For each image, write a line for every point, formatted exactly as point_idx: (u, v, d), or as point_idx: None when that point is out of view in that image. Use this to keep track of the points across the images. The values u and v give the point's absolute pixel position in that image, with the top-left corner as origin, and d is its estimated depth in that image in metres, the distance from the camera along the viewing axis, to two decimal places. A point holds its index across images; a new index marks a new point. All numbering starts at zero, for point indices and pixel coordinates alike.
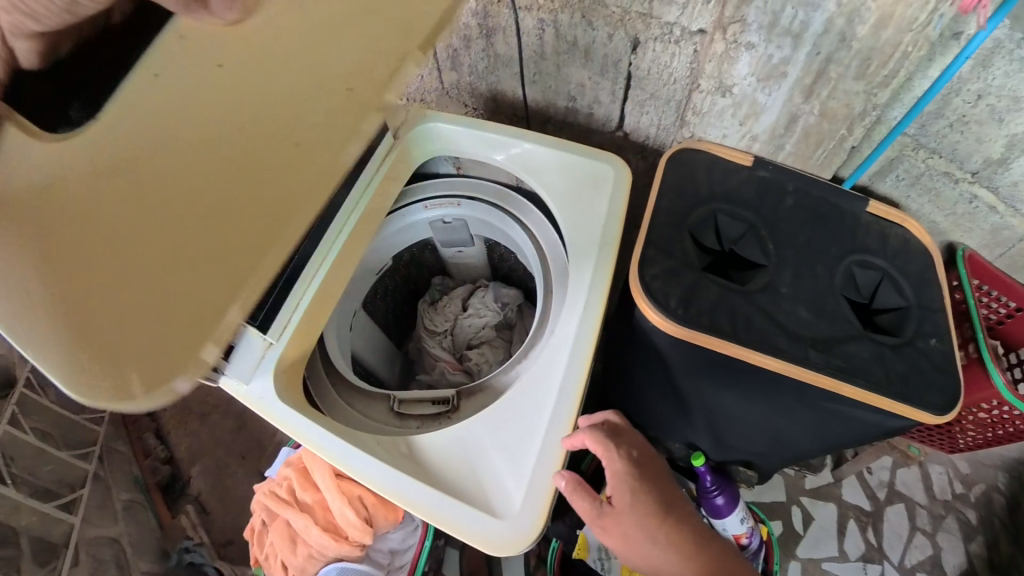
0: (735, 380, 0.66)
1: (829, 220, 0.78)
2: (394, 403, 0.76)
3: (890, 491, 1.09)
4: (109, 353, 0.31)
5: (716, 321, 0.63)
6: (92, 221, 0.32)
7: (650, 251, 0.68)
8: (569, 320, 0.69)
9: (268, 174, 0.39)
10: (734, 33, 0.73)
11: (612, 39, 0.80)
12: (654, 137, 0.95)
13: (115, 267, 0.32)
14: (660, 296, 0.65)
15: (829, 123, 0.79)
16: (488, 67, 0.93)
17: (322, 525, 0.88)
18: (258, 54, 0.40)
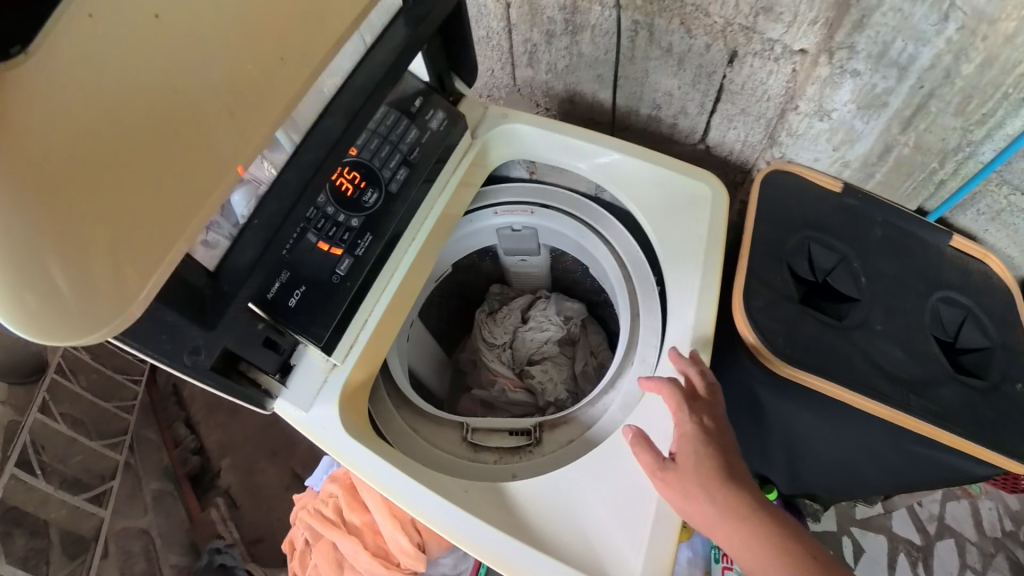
0: (822, 419, 0.65)
1: (913, 254, 0.77)
2: (467, 432, 0.74)
3: (940, 525, 1.11)
4: (75, 249, 0.38)
5: (820, 362, 0.64)
6: (47, 140, 0.37)
7: (752, 283, 0.68)
8: (678, 338, 0.71)
9: (207, 111, 0.43)
10: (841, 59, 0.73)
11: (708, 49, 0.80)
12: (737, 153, 0.94)
13: (66, 180, 0.38)
14: (766, 328, 0.65)
15: (922, 156, 0.79)
16: (567, 66, 0.94)
17: (372, 549, 0.88)
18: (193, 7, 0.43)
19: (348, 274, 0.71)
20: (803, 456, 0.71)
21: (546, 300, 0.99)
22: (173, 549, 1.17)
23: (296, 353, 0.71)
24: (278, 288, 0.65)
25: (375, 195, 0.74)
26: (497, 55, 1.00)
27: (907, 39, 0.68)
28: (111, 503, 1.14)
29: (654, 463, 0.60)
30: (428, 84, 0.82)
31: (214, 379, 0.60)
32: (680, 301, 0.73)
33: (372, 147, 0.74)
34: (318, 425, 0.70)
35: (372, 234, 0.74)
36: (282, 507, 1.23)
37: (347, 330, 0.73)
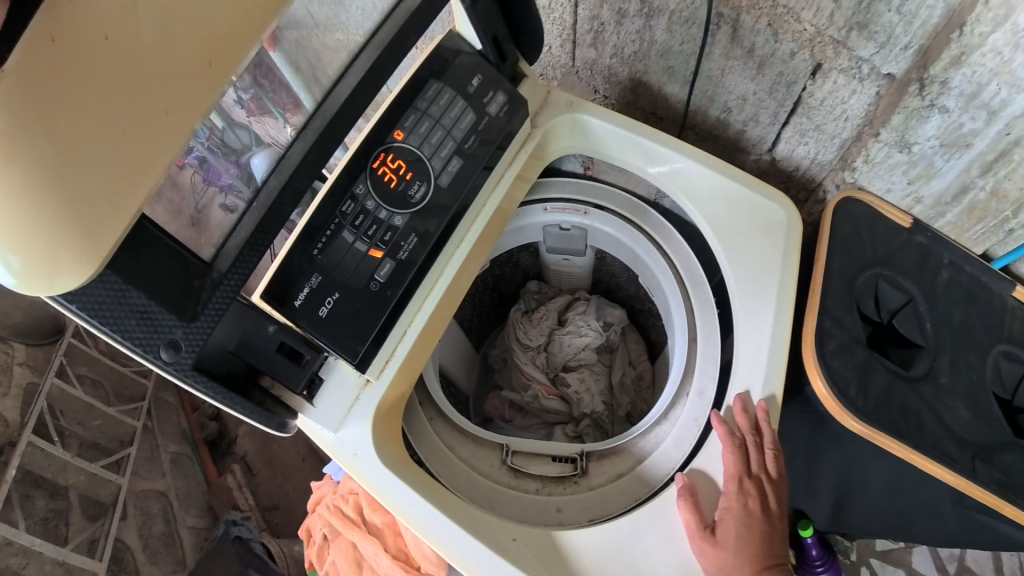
0: (892, 473, 0.68)
1: (978, 303, 0.76)
2: (508, 456, 0.77)
3: (960, 566, 1.05)
4: (86, 215, 0.40)
5: (893, 420, 0.66)
6: (51, 115, 0.38)
7: (826, 322, 0.69)
8: (750, 372, 0.70)
9: (195, 75, 0.43)
10: (932, 93, 0.68)
11: (793, 57, 0.74)
12: (804, 169, 0.89)
13: (70, 149, 0.39)
14: (839, 375, 0.66)
15: (996, 203, 0.75)
16: (635, 52, 0.88)
17: (393, 551, 0.90)
18: None
19: (388, 281, 0.69)
20: (854, 500, 0.74)
21: (587, 304, 1.00)
22: (191, 512, 1.20)
23: (326, 367, 0.70)
24: (308, 294, 0.64)
25: (422, 188, 0.70)
26: (558, 31, 0.93)
27: (1003, 84, 0.63)
28: (130, 467, 1.14)
29: (696, 526, 0.64)
30: (481, 52, 0.76)
31: (204, 383, 0.55)
32: (748, 330, 0.72)
33: (423, 135, 0.70)
34: (349, 447, 0.70)
35: (417, 235, 0.70)
36: (297, 478, 1.27)
37: (385, 344, 0.71)
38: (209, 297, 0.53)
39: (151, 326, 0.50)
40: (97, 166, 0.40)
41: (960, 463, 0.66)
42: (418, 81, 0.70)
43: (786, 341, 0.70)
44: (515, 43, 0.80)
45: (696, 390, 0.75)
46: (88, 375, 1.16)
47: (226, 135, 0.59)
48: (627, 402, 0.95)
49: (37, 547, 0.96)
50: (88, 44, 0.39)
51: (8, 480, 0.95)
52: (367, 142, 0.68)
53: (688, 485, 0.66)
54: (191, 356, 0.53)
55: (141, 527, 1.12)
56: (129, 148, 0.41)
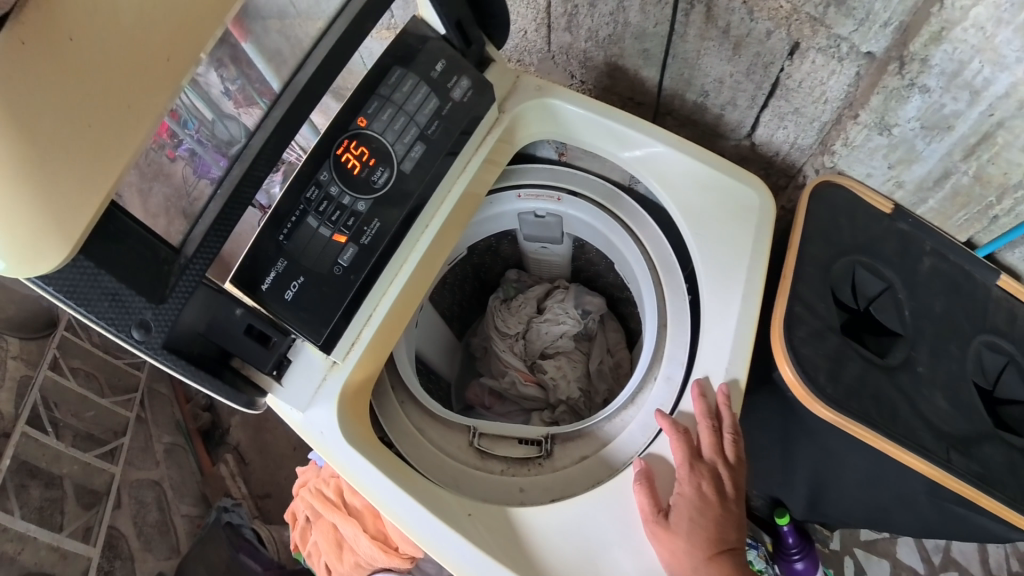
0: (863, 465, 0.65)
1: (961, 291, 0.73)
2: (475, 437, 0.74)
3: (946, 557, 1.04)
4: (52, 213, 0.39)
5: (864, 407, 0.63)
6: (12, 115, 0.38)
7: (797, 308, 0.66)
8: (713, 359, 0.68)
9: (157, 69, 0.42)
10: (913, 72, 0.64)
11: (769, 36, 0.70)
12: (784, 154, 0.85)
13: (31, 148, 0.38)
14: (807, 362, 0.63)
15: (981, 188, 0.71)
16: (610, 35, 0.85)
17: (372, 532, 0.89)
18: None
19: (352, 266, 0.68)
20: (829, 490, 0.71)
21: (566, 291, 0.97)
22: (184, 500, 1.23)
23: (294, 348, 0.69)
24: (274, 278, 0.63)
25: (385, 174, 0.69)
26: (531, 15, 0.89)
27: (986, 61, 0.60)
28: (123, 459, 1.17)
29: (650, 510, 0.62)
30: (447, 37, 0.73)
31: (173, 360, 0.54)
32: (716, 317, 0.70)
33: (386, 122, 0.68)
34: (316, 427, 0.68)
35: (381, 222, 0.69)
36: (287, 466, 1.28)
37: (352, 324, 0.70)
38: (176, 281, 0.51)
39: (122, 307, 0.48)
40: (62, 168, 0.39)
41: (933, 453, 0.62)
42: (382, 67, 0.69)
43: (753, 329, 0.68)
44: (482, 26, 0.78)
45: (663, 375, 0.73)
46: (82, 368, 1.18)
47: (215, 126, 0.58)
48: (605, 388, 0.93)
49: (31, 533, 0.98)
50: (47, 44, 0.39)
51: (4, 469, 0.98)
52: (332, 129, 0.67)
53: (644, 470, 0.64)
54: (162, 335, 0.51)
55: (136, 514, 1.15)
56: (90, 144, 0.40)
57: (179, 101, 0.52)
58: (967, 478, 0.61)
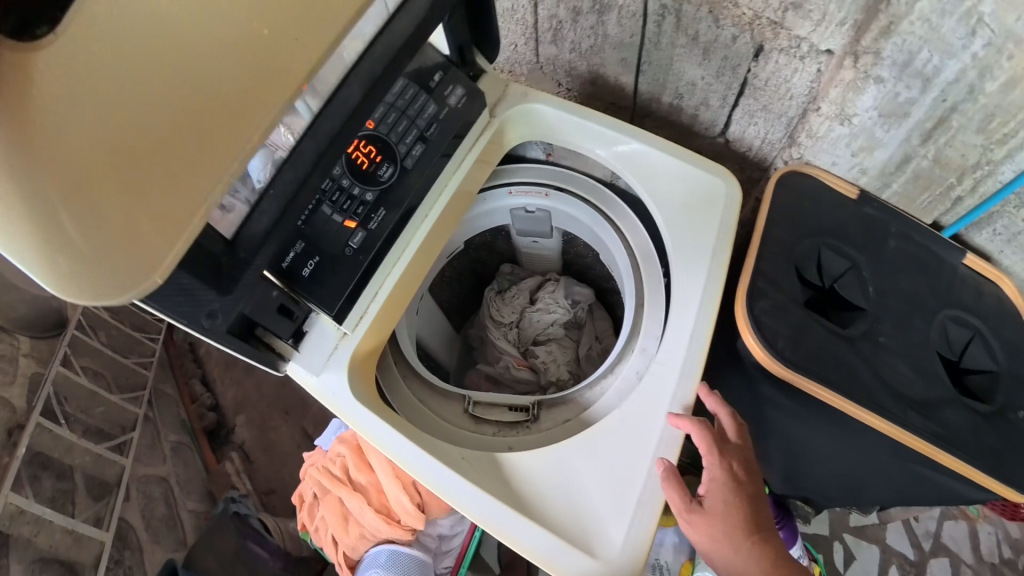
0: (831, 430, 0.69)
1: (927, 270, 0.76)
2: (469, 405, 0.77)
3: (937, 543, 1.10)
4: (139, 241, 0.41)
5: (821, 369, 0.67)
6: (105, 150, 0.39)
7: (760, 283, 0.70)
8: (676, 337, 0.70)
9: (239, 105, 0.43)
10: (866, 64, 0.69)
11: (735, 41, 0.76)
12: (756, 150, 0.90)
13: (122, 184, 0.40)
14: (769, 332, 0.67)
15: (941, 170, 0.75)
16: (592, 46, 0.91)
17: (377, 507, 0.91)
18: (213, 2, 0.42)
19: (361, 248, 0.72)
20: (805, 460, 0.74)
21: (556, 283, 1.02)
22: (190, 496, 1.27)
23: (309, 321, 0.74)
24: (291, 257, 0.68)
25: (391, 169, 0.73)
26: (521, 30, 0.97)
27: (934, 50, 0.64)
28: (131, 453, 1.21)
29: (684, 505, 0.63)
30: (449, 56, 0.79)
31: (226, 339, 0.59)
32: (683, 294, 0.73)
33: (391, 125, 0.74)
34: (328, 391, 0.72)
35: (386, 210, 0.74)
36: (291, 463, 1.33)
37: (358, 301, 0.74)
38: (242, 276, 0.55)
39: (194, 301, 0.52)
40: (149, 200, 0.41)
41: (891, 413, 0.65)
42: None
43: (717, 305, 0.71)
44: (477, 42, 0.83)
45: (640, 347, 0.74)
46: (90, 366, 1.24)
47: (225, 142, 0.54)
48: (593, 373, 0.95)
49: (46, 517, 1.01)
50: (142, 83, 0.40)
51: (19, 458, 1.01)
52: None
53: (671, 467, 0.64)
54: (225, 324, 0.56)
55: (143, 508, 1.18)
56: (177, 176, 0.41)
57: None
58: (923, 434, 0.64)
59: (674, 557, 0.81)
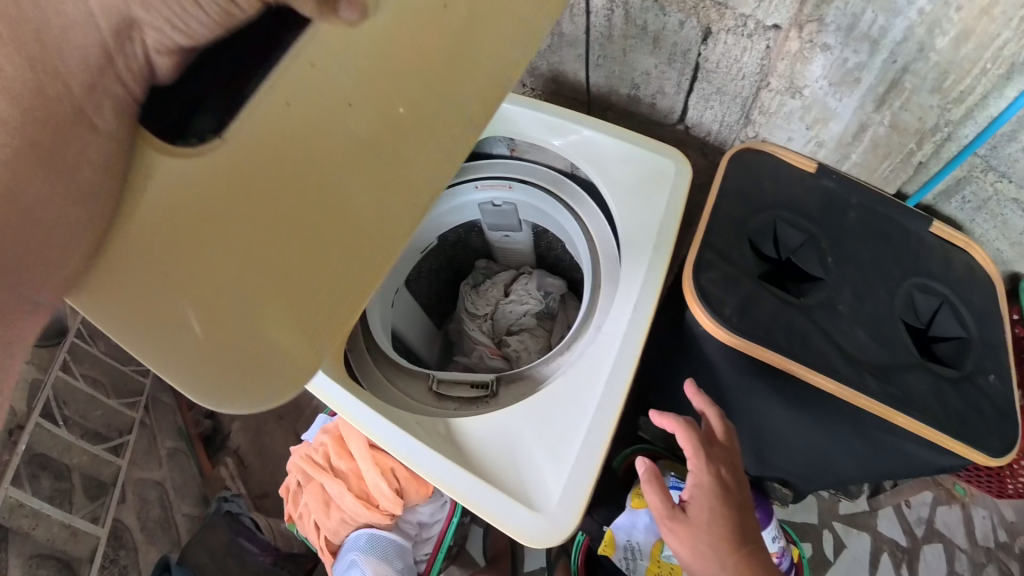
0: (790, 402, 0.69)
1: (891, 240, 0.75)
2: (433, 382, 0.77)
3: (929, 528, 1.18)
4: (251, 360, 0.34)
5: (770, 335, 0.68)
6: (234, 245, 0.33)
7: (709, 255, 0.72)
8: (618, 319, 0.71)
9: (389, 205, 0.39)
10: (811, 32, 0.68)
11: (683, 26, 0.77)
12: (715, 134, 0.91)
13: (225, 299, 0.33)
14: (716, 301, 0.69)
15: (899, 136, 0.72)
16: (549, 46, 0.93)
17: (357, 492, 0.92)
18: (434, 73, 0.40)
19: None
20: (770, 438, 0.75)
21: (529, 275, 1.03)
22: (185, 500, 1.30)
23: None
24: None
25: None
26: None
27: (878, 11, 0.62)
28: (127, 455, 1.23)
29: (665, 508, 0.64)
30: None
31: None
32: (629, 275, 0.73)
33: None
34: None
35: None
36: (285, 466, 1.37)
37: None
38: None
39: None
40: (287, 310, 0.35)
41: (845, 376, 0.66)
42: None
43: (659, 284, 0.71)
44: None
45: (595, 325, 0.73)
46: (89, 373, 1.25)
47: None
48: None
49: (45, 510, 1.04)
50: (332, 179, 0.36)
51: (20, 454, 1.03)
52: None
53: (652, 470, 0.66)
54: None
55: (139, 509, 1.21)
56: (309, 285, 0.36)
57: None
58: (881, 398, 0.65)
59: (643, 537, 0.80)
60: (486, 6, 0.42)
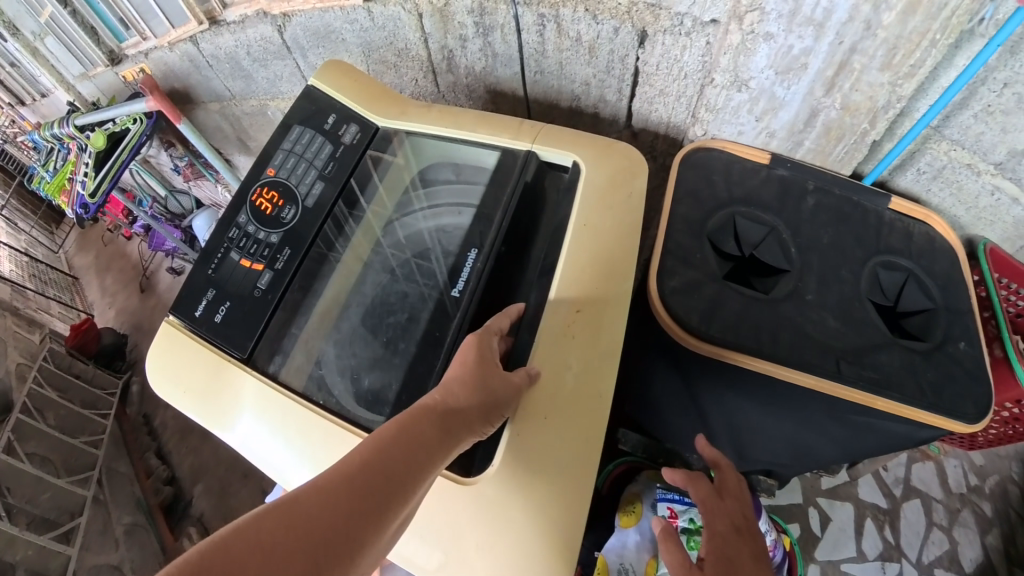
0: (763, 397, 0.68)
1: (850, 220, 0.74)
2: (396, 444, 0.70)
3: (906, 487, 1.22)
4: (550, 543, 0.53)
5: (740, 339, 0.66)
6: (528, 478, 0.55)
7: (669, 262, 0.70)
8: None
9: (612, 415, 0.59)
10: (752, 22, 0.66)
11: (618, 33, 0.76)
12: (664, 136, 0.90)
13: (530, 506, 0.54)
14: (681, 311, 0.68)
15: (852, 117, 0.71)
16: (485, 67, 0.91)
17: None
18: (591, 325, 0.62)
19: (270, 287, 0.72)
20: (747, 432, 0.73)
21: None
22: None
23: (181, 348, 0.72)
24: (206, 305, 0.73)
25: (292, 211, 0.76)
26: (418, 66, 0.97)
27: None
28: None
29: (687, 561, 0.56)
30: (368, 127, 0.82)
31: (226, 348, 0.70)
32: None
33: (287, 166, 0.79)
34: (238, 436, 0.69)
35: (291, 247, 0.74)
36: None
37: (274, 339, 0.71)
38: (251, 343, 0.70)
39: (233, 333, 0.70)
40: (567, 503, 0.54)
41: (821, 368, 0.64)
42: (283, 128, 0.81)
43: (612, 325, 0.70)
44: (375, 94, 0.85)
45: None
46: None
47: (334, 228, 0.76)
48: None
49: None
50: (573, 424, 0.57)
51: None
52: (247, 182, 0.78)
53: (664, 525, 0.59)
54: (229, 328, 0.71)
55: None
56: (574, 493, 0.55)
57: (263, 194, 0.77)
58: (859, 384, 0.63)
59: (637, 556, 0.78)
60: (606, 293, 0.64)
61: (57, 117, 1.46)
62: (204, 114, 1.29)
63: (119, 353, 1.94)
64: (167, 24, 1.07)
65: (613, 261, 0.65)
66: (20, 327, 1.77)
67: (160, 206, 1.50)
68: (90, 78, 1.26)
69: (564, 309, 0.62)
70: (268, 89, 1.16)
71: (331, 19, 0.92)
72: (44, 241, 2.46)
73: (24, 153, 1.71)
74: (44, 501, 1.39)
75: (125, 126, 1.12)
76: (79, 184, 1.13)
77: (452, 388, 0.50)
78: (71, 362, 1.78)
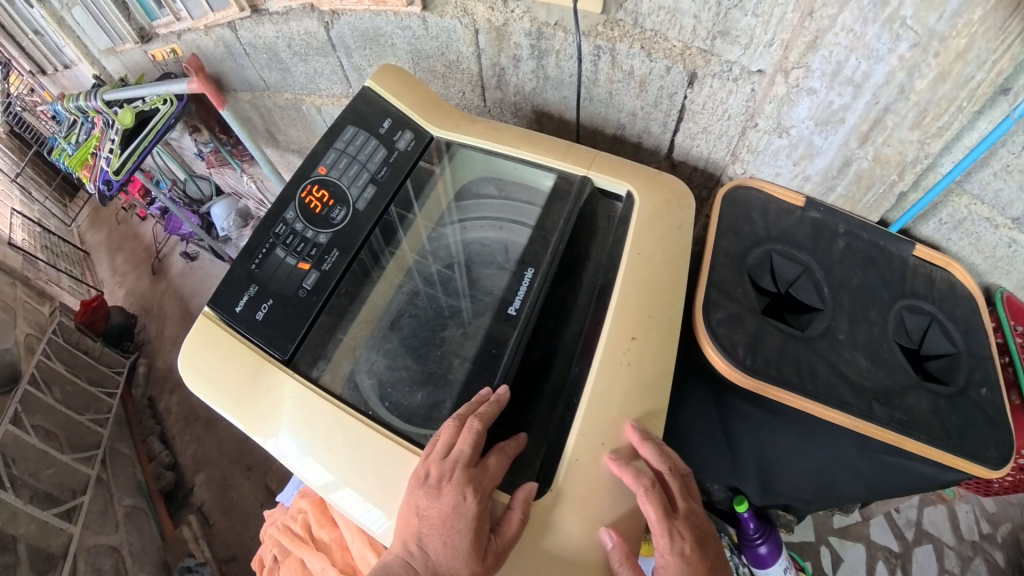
0: (795, 430, 0.71)
1: (878, 263, 0.79)
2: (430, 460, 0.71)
3: (917, 530, 1.30)
4: None
5: (781, 371, 0.69)
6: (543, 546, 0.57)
7: (714, 294, 0.74)
8: None
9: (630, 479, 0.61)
10: (797, 78, 0.70)
11: (669, 72, 0.79)
12: (703, 170, 0.93)
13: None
14: (728, 342, 0.71)
15: (881, 168, 0.75)
16: (535, 88, 0.93)
17: (338, 563, 0.91)
18: (639, 355, 0.65)
19: (314, 289, 0.73)
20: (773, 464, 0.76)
21: None
22: None
23: (218, 347, 0.71)
24: (246, 301, 0.73)
25: (342, 212, 0.78)
26: (467, 80, 0.99)
27: (860, 57, 0.64)
28: None
29: None
30: (422, 136, 0.84)
31: (267, 351, 0.70)
32: None
33: (339, 168, 0.80)
34: (283, 453, 0.68)
35: (339, 249, 0.75)
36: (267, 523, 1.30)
37: (318, 344, 0.71)
38: (293, 347, 0.70)
39: (278, 334, 0.71)
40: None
41: (855, 407, 0.68)
42: (337, 128, 0.83)
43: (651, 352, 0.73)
44: (427, 103, 0.87)
45: None
46: None
47: (379, 235, 0.78)
48: None
49: None
50: (591, 491, 0.59)
51: None
52: (297, 179, 0.79)
53: (620, 544, 0.57)
54: (267, 328, 0.71)
55: None
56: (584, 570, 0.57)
57: (312, 192, 0.78)
58: (890, 425, 0.67)
59: None
60: (656, 323, 0.68)
61: (78, 90, 1.47)
62: (234, 103, 1.30)
63: (125, 333, 2.07)
64: (206, 7, 1.06)
65: (661, 292, 0.70)
66: (29, 297, 1.91)
67: (178, 190, 1.55)
68: (117, 55, 1.26)
69: (621, 334, 0.65)
70: (306, 84, 1.16)
71: (382, 23, 0.93)
72: (56, 212, 2.60)
73: (42, 122, 1.70)
74: (45, 477, 1.54)
75: (154, 105, 1.10)
76: (103, 160, 1.13)
77: (433, 518, 0.57)
78: (78, 339, 1.93)
